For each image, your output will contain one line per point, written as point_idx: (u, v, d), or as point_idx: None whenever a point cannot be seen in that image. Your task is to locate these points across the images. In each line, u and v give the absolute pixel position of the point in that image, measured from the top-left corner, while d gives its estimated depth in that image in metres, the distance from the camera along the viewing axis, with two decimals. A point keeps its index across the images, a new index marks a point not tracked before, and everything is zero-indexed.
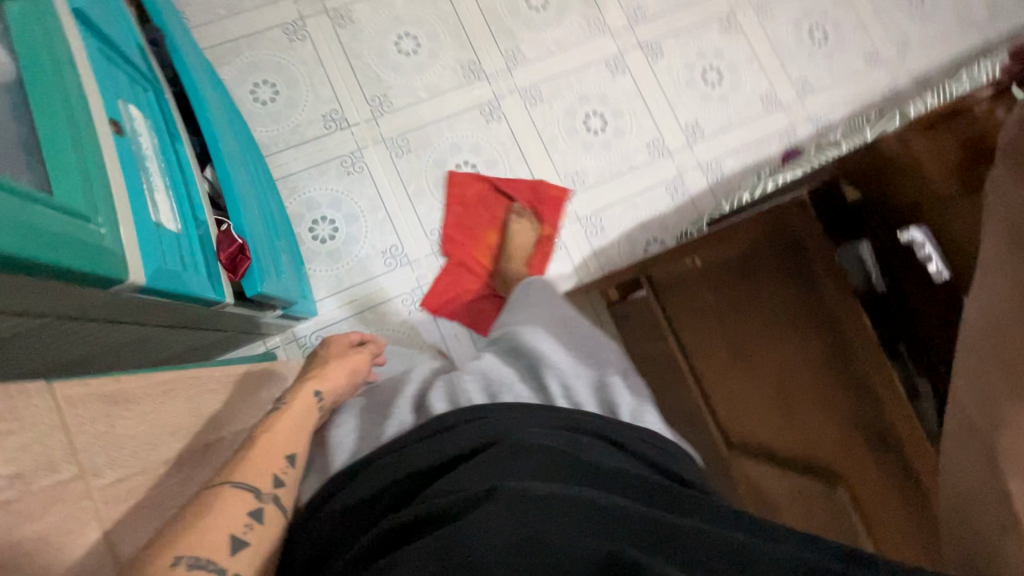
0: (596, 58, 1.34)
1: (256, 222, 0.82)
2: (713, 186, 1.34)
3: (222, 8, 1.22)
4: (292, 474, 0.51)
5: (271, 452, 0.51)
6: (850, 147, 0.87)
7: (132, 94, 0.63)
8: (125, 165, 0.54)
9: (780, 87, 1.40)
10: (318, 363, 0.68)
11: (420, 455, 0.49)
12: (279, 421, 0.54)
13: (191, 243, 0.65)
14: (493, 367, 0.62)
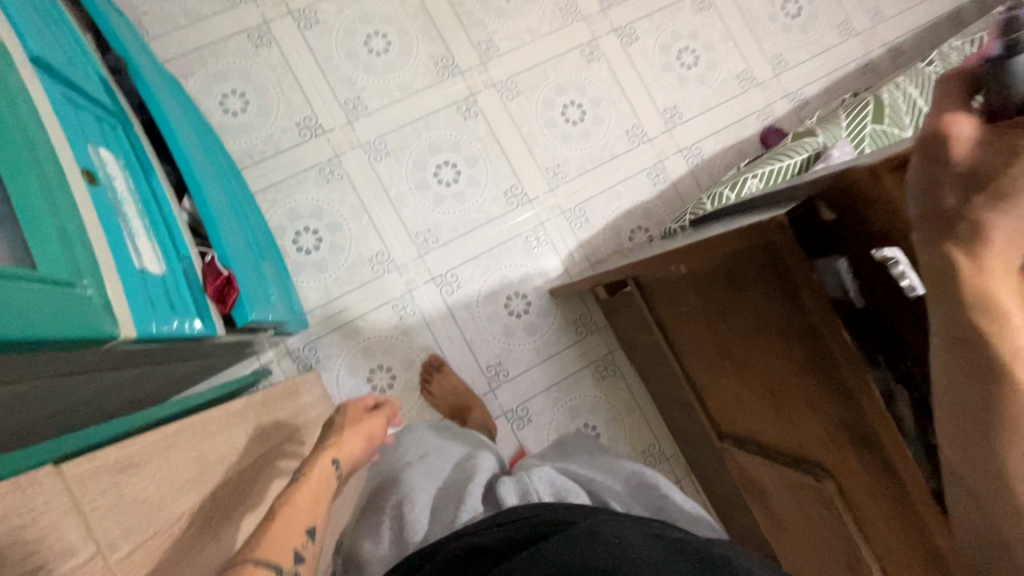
0: (571, 46, 1.32)
1: (239, 247, 0.81)
2: (694, 170, 1.35)
3: (181, 16, 1.17)
4: (311, 550, 0.52)
5: (291, 524, 0.51)
6: (827, 133, 0.87)
7: (101, 136, 0.62)
8: (102, 216, 0.53)
9: (756, 65, 1.40)
10: (330, 429, 0.68)
11: (515, 530, 0.53)
12: (298, 492, 0.55)
13: (176, 280, 0.64)
14: (558, 475, 0.67)
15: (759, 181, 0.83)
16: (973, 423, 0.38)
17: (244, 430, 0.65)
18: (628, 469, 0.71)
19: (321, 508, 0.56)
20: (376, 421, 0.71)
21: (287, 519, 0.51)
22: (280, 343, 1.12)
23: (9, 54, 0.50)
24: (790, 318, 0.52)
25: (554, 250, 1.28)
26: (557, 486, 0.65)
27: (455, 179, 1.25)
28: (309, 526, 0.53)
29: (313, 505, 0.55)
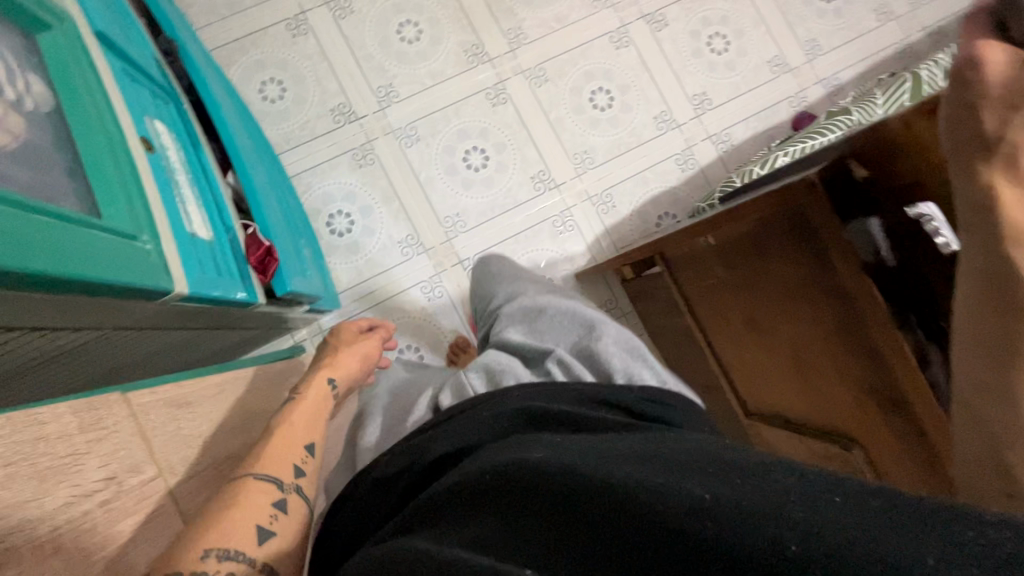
0: (600, 32, 1.32)
1: (278, 224, 0.85)
2: (723, 157, 1.34)
3: (224, 8, 1.22)
4: (309, 464, 0.60)
5: (289, 443, 0.60)
6: (860, 112, 0.86)
7: (156, 110, 0.66)
8: (158, 180, 0.57)
9: (788, 50, 1.38)
10: (332, 351, 0.81)
11: (470, 431, 0.55)
12: (295, 409, 0.65)
13: (222, 249, 0.67)
14: (491, 360, 0.71)
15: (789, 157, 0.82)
16: (975, 350, 0.36)
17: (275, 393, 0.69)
18: (558, 323, 0.76)
19: (317, 427, 0.65)
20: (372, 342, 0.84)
21: (285, 438, 0.60)
22: (314, 321, 1.16)
23: (78, 26, 0.54)
24: (822, 284, 0.52)
25: (580, 235, 1.28)
26: (490, 370, 0.70)
27: (483, 164, 1.27)
28: (306, 442, 0.62)
29: (305, 436, 0.62)
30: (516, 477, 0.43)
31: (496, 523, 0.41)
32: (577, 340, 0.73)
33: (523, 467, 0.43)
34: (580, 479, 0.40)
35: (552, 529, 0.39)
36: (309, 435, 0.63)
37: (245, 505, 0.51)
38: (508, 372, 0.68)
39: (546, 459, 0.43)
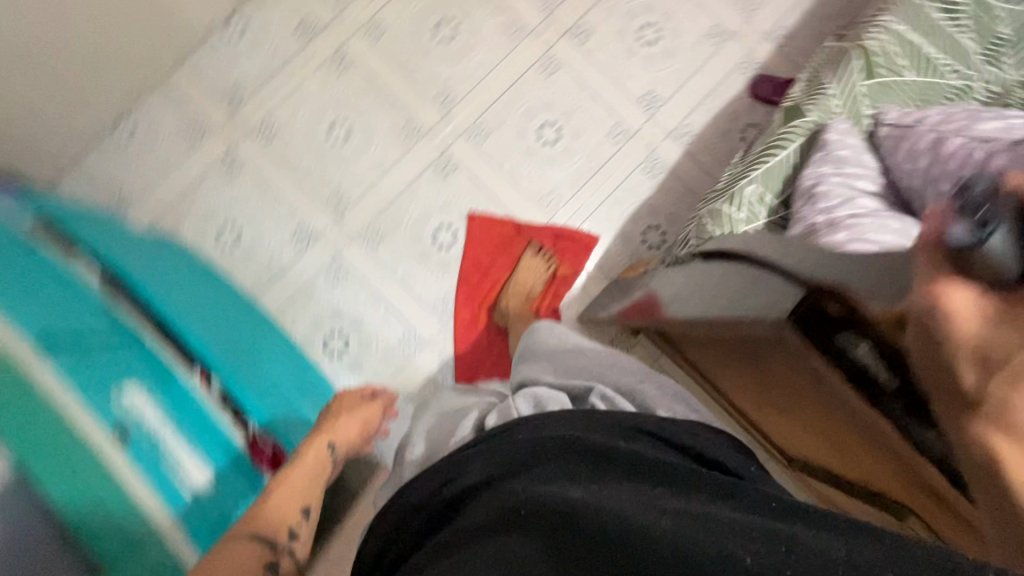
0: (527, 65, 1.27)
1: (262, 382, 0.95)
2: (689, 150, 1.28)
3: (158, 171, 1.22)
4: (305, 525, 0.84)
5: (292, 500, 0.83)
6: (817, 106, 0.79)
7: (133, 374, 0.83)
8: (143, 456, 0.76)
9: (723, 15, 1.30)
10: (337, 411, 0.93)
11: (506, 452, 0.54)
12: (298, 471, 0.85)
13: (222, 465, 0.84)
14: (540, 387, 0.71)
15: (756, 185, 0.77)
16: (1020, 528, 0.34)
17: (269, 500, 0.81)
18: (605, 358, 0.77)
19: (313, 490, 0.86)
20: (371, 411, 0.95)
21: (285, 493, 0.82)
22: None
23: (34, 378, 0.73)
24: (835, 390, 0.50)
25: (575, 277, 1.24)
26: (539, 397, 0.69)
27: (453, 241, 1.24)
28: (302, 507, 0.84)
29: (301, 500, 0.84)
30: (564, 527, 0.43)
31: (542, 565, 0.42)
32: (619, 378, 0.73)
33: (575, 508, 0.44)
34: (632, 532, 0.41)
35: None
36: (308, 497, 0.85)
37: (235, 558, 0.73)
38: (555, 398, 0.69)
39: (592, 507, 0.44)
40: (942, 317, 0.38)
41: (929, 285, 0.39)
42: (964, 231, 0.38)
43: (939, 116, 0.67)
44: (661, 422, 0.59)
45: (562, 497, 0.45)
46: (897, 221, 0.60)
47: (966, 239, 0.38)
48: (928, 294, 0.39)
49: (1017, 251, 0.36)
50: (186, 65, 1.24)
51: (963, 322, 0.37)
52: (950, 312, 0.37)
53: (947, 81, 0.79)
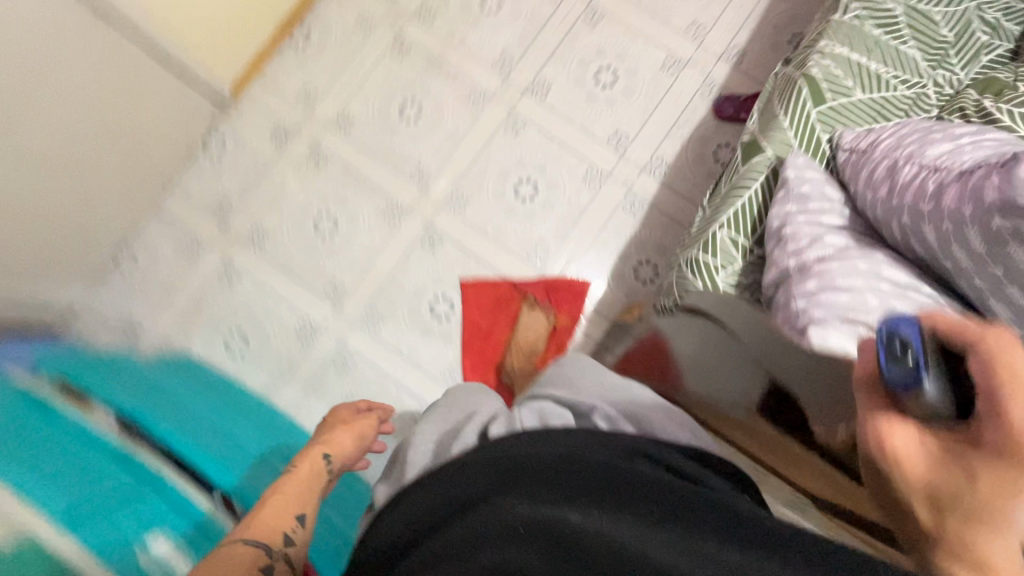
0: (493, 128, 1.31)
1: (219, 450, 0.93)
2: (665, 180, 1.29)
3: (163, 291, 1.28)
4: (301, 531, 0.71)
5: (285, 507, 0.72)
6: (774, 139, 0.80)
7: (67, 448, 0.76)
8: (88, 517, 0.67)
9: (674, 45, 1.32)
10: (331, 428, 0.91)
11: (508, 467, 0.53)
12: (293, 480, 0.77)
13: (174, 521, 0.76)
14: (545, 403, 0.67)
15: (727, 229, 0.77)
16: None
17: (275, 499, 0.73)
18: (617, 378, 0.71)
19: (309, 497, 0.76)
20: (367, 423, 0.93)
21: (282, 504, 0.72)
22: None
23: None
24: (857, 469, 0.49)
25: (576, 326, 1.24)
26: (544, 412, 0.65)
27: (451, 311, 1.26)
28: (299, 513, 0.73)
29: (298, 506, 0.74)
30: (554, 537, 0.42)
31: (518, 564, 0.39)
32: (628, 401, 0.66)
33: (574, 532, 0.42)
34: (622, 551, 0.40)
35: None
36: (302, 506, 0.74)
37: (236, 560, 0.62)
38: (560, 414, 0.64)
39: (594, 532, 0.42)
40: (893, 461, 0.41)
41: (872, 424, 0.42)
42: (903, 369, 0.40)
43: (891, 141, 0.68)
44: (653, 443, 0.58)
45: (561, 520, 0.43)
46: (866, 259, 0.59)
47: (906, 373, 0.40)
48: (875, 435, 0.42)
49: (947, 397, 0.39)
50: (174, 189, 1.31)
51: (912, 465, 0.40)
52: (897, 452, 0.41)
53: (899, 90, 0.79)
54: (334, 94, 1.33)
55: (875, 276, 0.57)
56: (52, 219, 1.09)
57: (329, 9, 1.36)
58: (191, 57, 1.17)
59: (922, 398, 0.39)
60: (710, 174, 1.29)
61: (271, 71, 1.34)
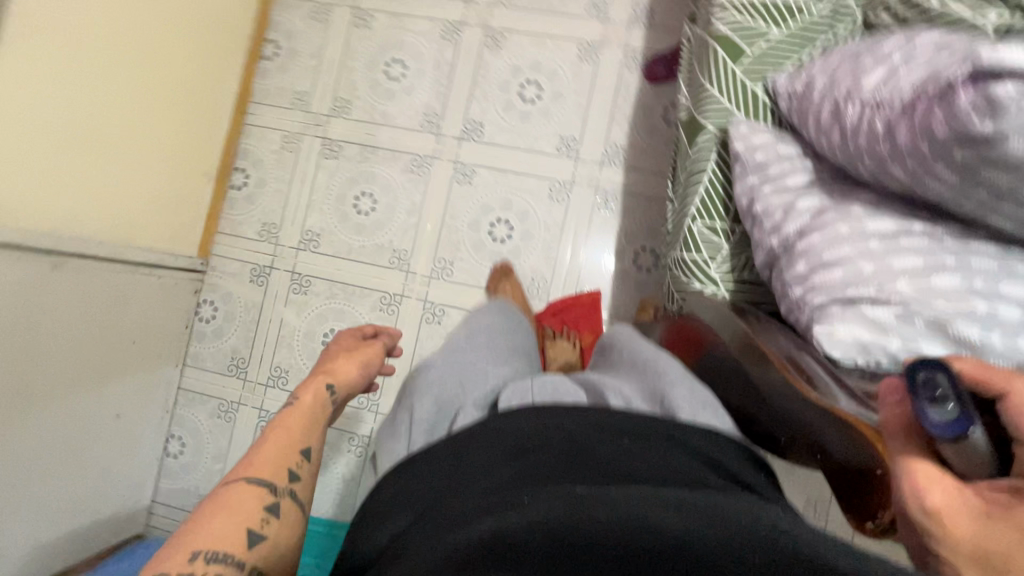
0: (446, 185, 1.30)
1: None
2: (628, 163, 1.25)
3: (218, 460, 1.32)
4: (307, 466, 0.67)
5: (289, 445, 0.68)
6: (711, 109, 0.77)
7: None
8: None
9: (581, 30, 1.29)
10: (334, 359, 0.87)
11: (522, 444, 0.56)
12: (295, 412, 0.74)
13: None
14: (565, 386, 0.70)
15: (701, 218, 0.75)
16: None
17: (297, 421, 0.72)
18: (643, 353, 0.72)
19: (315, 429, 0.73)
20: (371, 351, 0.91)
21: (287, 437, 0.69)
22: None
23: None
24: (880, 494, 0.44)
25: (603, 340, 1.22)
26: (559, 389, 0.70)
27: None
28: (304, 448, 0.69)
29: (303, 439, 0.70)
30: (549, 500, 0.42)
31: (521, 518, 0.41)
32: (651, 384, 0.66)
33: (579, 493, 0.42)
34: (642, 521, 0.39)
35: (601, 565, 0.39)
36: (307, 439, 0.71)
37: (240, 505, 0.59)
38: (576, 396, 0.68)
39: (596, 493, 0.42)
40: (933, 518, 0.35)
41: (907, 475, 0.37)
42: (941, 415, 0.35)
43: (825, 78, 0.64)
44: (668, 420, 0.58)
45: (568, 491, 0.43)
46: (846, 220, 0.56)
47: (940, 421, 0.35)
48: (910, 488, 0.37)
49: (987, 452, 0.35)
50: (188, 364, 1.35)
51: (955, 522, 0.34)
52: (932, 507, 0.35)
53: (814, 10, 0.75)
54: (291, 218, 1.35)
55: (860, 237, 0.54)
56: (91, 451, 1.13)
57: (253, 142, 1.38)
58: (148, 248, 1.20)
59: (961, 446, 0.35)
60: (668, 139, 1.25)
61: (226, 221, 1.37)
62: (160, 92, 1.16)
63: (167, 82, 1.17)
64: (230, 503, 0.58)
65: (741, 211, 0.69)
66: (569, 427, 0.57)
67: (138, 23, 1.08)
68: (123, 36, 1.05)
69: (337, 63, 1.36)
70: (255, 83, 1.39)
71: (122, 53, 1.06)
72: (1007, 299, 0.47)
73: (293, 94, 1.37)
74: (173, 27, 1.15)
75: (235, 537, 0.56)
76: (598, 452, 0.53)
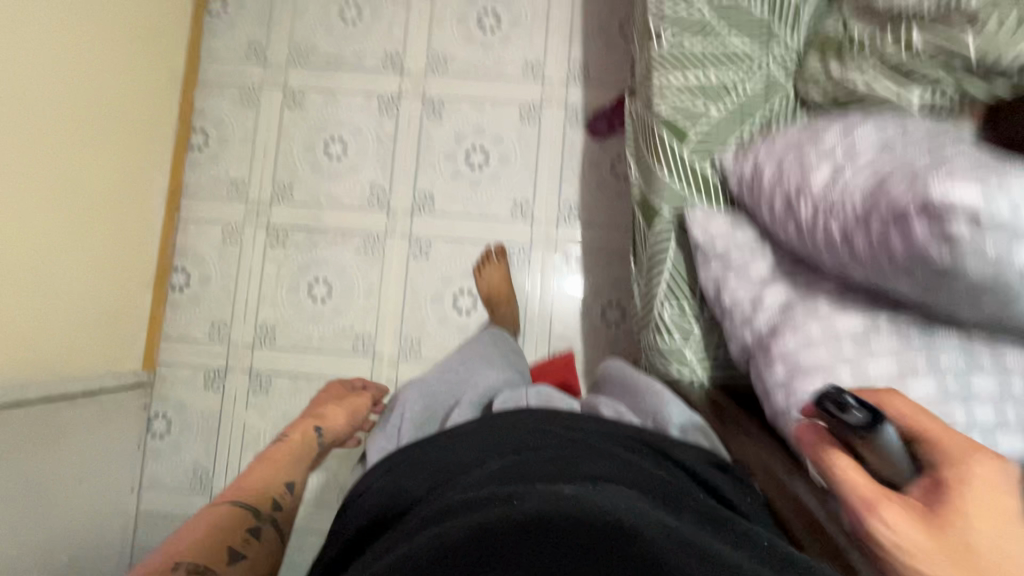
0: (403, 262, 1.26)
1: None
2: (584, 220, 1.25)
3: None
4: (281, 512, 0.74)
5: (272, 483, 0.78)
6: (664, 191, 0.77)
7: None
8: None
9: (521, 93, 1.29)
10: (326, 404, 1.00)
11: (514, 450, 0.56)
12: (284, 444, 0.87)
13: None
14: (559, 398, 0.76)
15: (671, 303, 0.75)
16: None
17: (292, 448, 0.87)
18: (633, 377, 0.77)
19: (301, 461, 0.86)
20: (362, 399, 1.04)
21: (261, 482, 0.77)
22: None
23: None
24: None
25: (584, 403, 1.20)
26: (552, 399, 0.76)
27: None
28: (275, 494, 0.76)
29: (286, 476, 0.81)
30: (532, 496, 0.41)
31: (502, 513, 0.39)
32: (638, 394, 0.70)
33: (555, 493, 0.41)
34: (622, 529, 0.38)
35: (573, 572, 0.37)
36: (290, 475, 0.82)
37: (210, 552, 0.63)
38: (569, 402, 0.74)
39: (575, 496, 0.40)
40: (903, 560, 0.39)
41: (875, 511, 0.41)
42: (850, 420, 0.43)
43: (772, 167, 0.65)
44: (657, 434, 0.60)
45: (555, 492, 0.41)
46: (816, 320, 0.57)
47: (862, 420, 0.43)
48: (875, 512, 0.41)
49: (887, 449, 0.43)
50: (145, 486, 1.24)
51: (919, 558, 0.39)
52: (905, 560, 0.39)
53: (748, 88, 0.77)
54: (242, 315, 1.27)
55: (836, 340, 0.55)
56: None
57: (192, 239, 1.30)
58: (86, 374, 1.11)
59: (881, 442, 0.42)
60: (620, 192, 1.26)
61: (172, 327, 1.28)
62: (80, 211, 1.07)
63: (87, 193, 1.08)
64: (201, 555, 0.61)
65: (711, 300, 0.69)
66: (564, 436, 0.57)
67: (46, 143, 0.99)
68: (33, 156, 0.96)
69: (272, 147, 1.30)
70: (185, 176, 1.32)
71: (34, 176, 0.97)
72: (982, 399, 0.49)
73: (229, 184, 1.30)
74: (87, 136, 1.07)
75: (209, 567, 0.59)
76: (582, 453, 0.53)
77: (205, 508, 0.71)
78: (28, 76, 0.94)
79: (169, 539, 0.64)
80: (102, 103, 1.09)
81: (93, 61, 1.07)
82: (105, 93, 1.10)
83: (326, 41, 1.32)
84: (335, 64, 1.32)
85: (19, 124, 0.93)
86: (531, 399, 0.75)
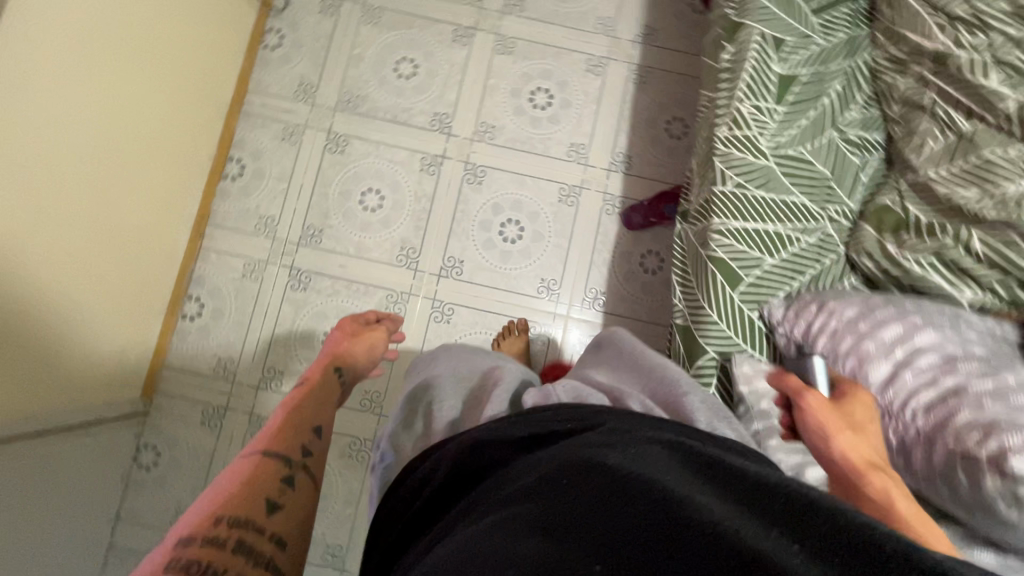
0: (423, 323, 1.25)
1: None
2: (608, 307, 1.26)
3: None
4: (320, 441, 0.71)
5: (303, 420, 0.73)
6: (710, 331, 0.79)
7: None
8: None
9: (562, 173, 1.30)
10: (342, 340, 0.97)
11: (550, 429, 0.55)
12: (309, 387, 0.83)
13: None
14: (580, 387, 0.65)
15: None
16: None
17: (319, 388, 0.83)
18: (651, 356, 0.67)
19: (329, 402, 0.81)
20: (376, 333, 1.00)
21: (295, 420, 0.72)
22: None
23: None
24: None
25: None
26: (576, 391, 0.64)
27: None
28: (313, 429, 0.72)
29: (316, 417, 0.75)
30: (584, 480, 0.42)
31: (559, 505, 0.41)
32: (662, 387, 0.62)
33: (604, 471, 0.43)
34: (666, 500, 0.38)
35: (623, 535, 0.37)
36: (319, 417, 0.75)
37: (259, 479, 0.60)
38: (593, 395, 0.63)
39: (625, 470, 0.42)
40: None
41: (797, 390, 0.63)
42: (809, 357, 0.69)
43: (826, 343, 0.72)
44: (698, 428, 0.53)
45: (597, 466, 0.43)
46: None
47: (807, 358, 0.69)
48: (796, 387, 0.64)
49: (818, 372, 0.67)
50: (121, 520, 1.19)
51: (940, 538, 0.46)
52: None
53: (804, 242, 0.79)
54: (250, 354, 1.25)
55: None
56: None
57: (211, 269, 1.28)
58: (89, 405, 1.07)
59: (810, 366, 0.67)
60: (646, 285, 1.28)
61: (176, 356, 1.25)
62: (115, 243, 1.05)
63: (122, 219, 1.05)
64: (251, 481, 0.59)
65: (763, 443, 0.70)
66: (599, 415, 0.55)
67: (96, 176, 0.97)
68: (77, 183, 0.93)
69: (308, 188, 1.30)
70: (214, 205, 1.30)
71: (78, 204, 0.94)
72: None
73: (258, 219, 1.29)
74: (131, 161, 1.04)
75: (251, 503, 0.56)
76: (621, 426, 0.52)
77: (235, 459, 0.64)
78: (89, 111, 0.93)
79: (203, 494, 0.57)
80: (147, 128, 1.07)
81: (149, 87, 1.05)
82: (155, 120, 1.09)
83: (377, 91, 1.33)
84: (383, 115, 1.32)
85: (70, 156, 0.91)
86: (560, 395, 0.64)
